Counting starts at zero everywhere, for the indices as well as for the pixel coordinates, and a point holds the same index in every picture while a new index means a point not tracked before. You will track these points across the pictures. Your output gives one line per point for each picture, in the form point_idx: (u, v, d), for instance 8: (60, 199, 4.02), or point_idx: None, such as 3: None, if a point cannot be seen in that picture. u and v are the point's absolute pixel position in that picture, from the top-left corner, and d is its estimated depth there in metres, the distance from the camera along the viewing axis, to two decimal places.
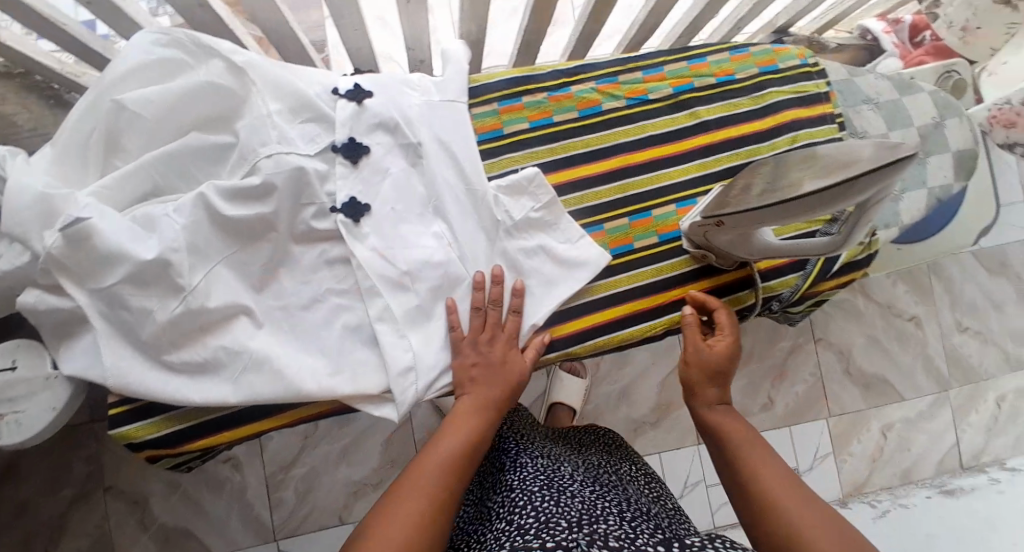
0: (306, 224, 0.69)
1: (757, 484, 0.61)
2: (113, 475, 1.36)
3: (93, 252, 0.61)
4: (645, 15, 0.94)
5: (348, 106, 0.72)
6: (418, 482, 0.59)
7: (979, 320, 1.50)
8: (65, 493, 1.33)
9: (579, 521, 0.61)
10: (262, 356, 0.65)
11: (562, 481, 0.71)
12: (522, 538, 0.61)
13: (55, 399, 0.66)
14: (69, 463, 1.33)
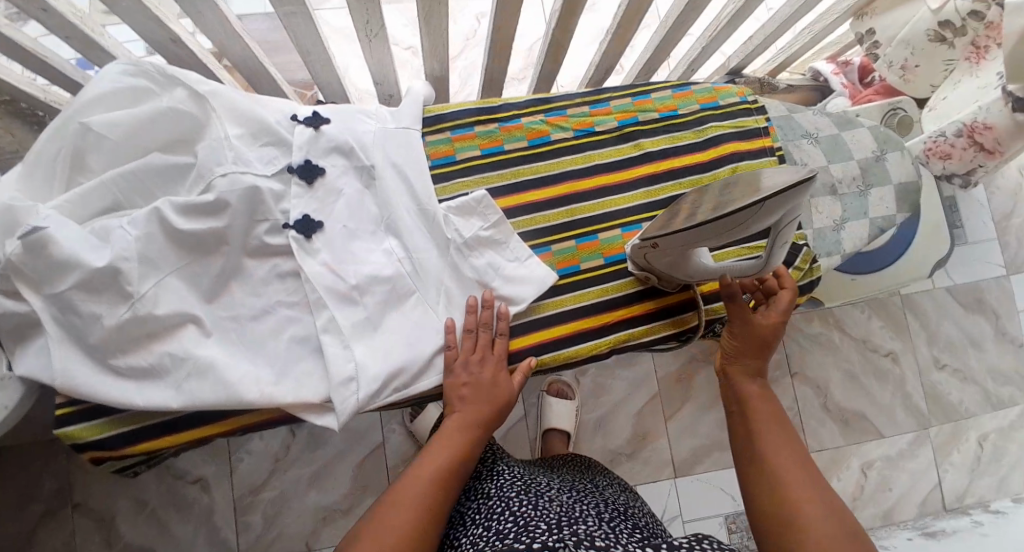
0: (259, 239, 0.73)
1: (774, 474, 0.65)
2: (81, 493, 1.37)
3: (49, 260, 0.64)
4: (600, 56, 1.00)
5: (305, 131, 0.76)
6: (405, 498, 0.64)
7: (958, 357, 1.50)
8: (33, 509, 1.34)
9: (558, 523, 0.65)
10: (207, 363, 0.67)
11: (538, 487, 0.76)
12: (503, 540, 0.65)
13: (6, 398, 0.67)
14: (39, 479, 1.35)
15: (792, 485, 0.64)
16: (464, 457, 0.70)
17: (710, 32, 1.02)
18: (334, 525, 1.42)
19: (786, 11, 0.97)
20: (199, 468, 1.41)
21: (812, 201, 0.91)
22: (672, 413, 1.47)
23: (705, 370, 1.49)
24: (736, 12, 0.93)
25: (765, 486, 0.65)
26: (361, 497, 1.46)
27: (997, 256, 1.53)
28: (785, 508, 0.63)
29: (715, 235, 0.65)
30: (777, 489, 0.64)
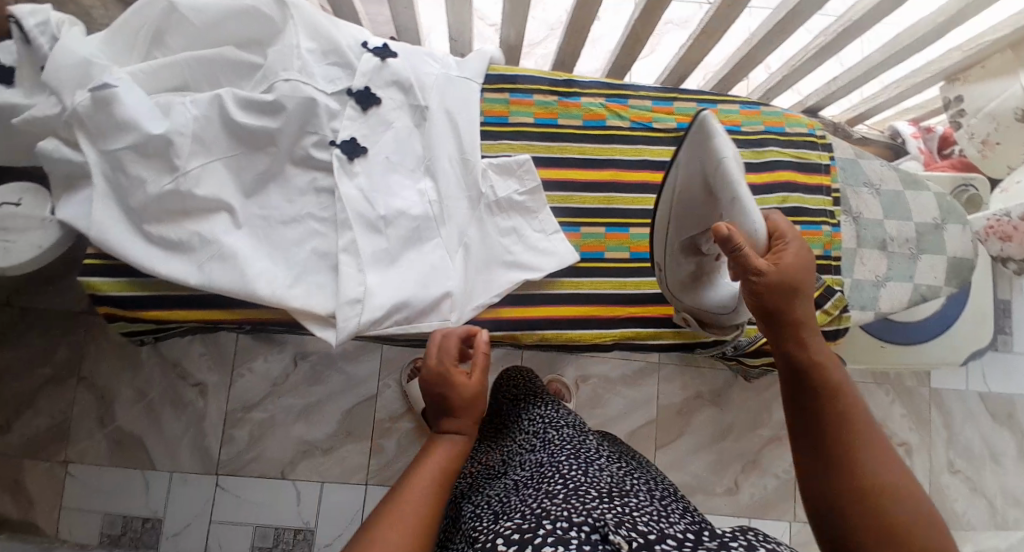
0: (305, 150, 0.75)
1: (849, 455, 0.52)
2: (89, 368, 1.43)
3: (111, 117, 0.67)
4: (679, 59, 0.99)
5: (372, 60, 0.78)
6: (401, 521, 0.53)
7: (974, 467, 1.43)
8: (41, 370, 1.40)
9: (607, 494, 0.63)
10: (230, 250, 0.70)
11: (589, 453, 0.72)
12: (550, 502, 0.62)
13: (45, 238, 0.72)
14: (54, 346, 1.41)
15: (870, 465, 0.51)
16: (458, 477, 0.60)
17: (790, 63, 1.01)
18: (312, 461, 1.47)
19: (876, 57, 0.95)
20: (201, 373, 1.46)
21: (857, 252, 0.88)
22: (665, 442, 1.47)
23: (705, 410, 1.50)
24: (825, 44, 0.92)
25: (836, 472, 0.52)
26: (343, 442, 1.49)
27: None
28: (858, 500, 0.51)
29: (691, 222, 0.67)
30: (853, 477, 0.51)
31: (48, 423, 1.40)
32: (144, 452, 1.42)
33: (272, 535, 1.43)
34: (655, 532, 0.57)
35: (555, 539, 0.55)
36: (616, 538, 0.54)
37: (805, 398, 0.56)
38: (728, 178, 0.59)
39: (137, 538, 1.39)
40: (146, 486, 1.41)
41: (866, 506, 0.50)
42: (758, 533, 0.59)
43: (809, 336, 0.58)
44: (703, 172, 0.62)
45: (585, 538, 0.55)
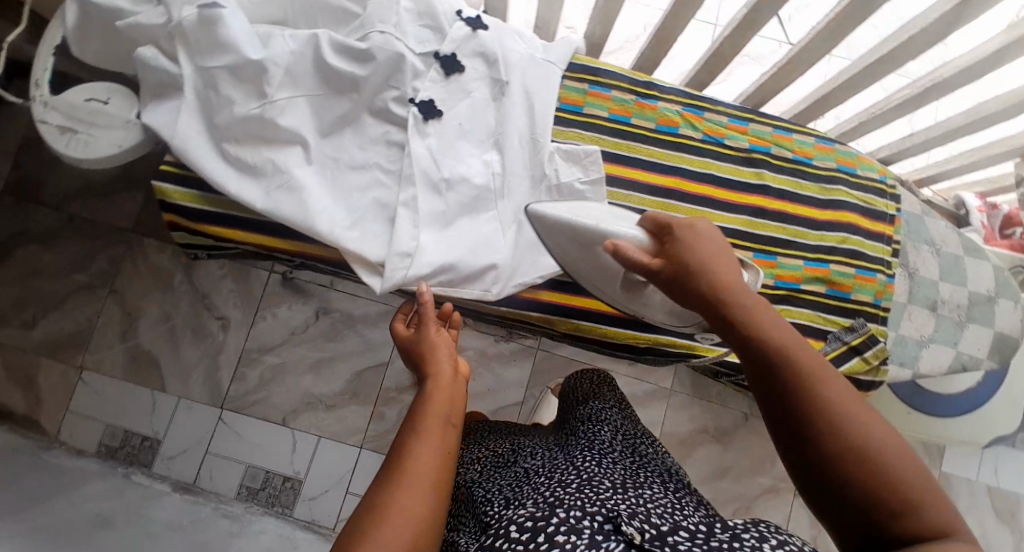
0: (385, 103, 0.77)
1: (822, 416, 0.47)
2: (122, 282, 1.46)
3: (214, 36, 0.68)
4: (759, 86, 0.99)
5: (464, 28, 0.79)
6: (413, 472, 0.58)
7: None
8: (77, 275, 1.44)
9: (621, 484, 0.71)
10: (299, 183, 0.72)
11: (602, 451, 0.82)
12: (567, 484, 0.70)
13: (126, 139, 0.75)
14: (93, 255, 1.45)
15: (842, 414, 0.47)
16: (454, 417, 0.68)
17: (870, 110, 1.01)
18: (314, 414, 1.49)
19: (958, 121, 0.95)
20: (227, 308, 1.49)
21: (907, 307, 0.88)
22: None
23: (708, 445, 1.58)
24: (912, 96, 0.92)
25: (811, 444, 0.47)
26: (347, 402, 1.52)
27: None
28: (847, 462, 0.46)
29: (606, 275, 0.73)
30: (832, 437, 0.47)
31: (72, 326, 1.44)
32: (158, 373, 1.45)
33: (261, 477, 1.45)
34: (666, 526, 0.63)
35: (567, 528, 0.60)
36: (628, 528, 0.60)
37: (766, 377, 0.51)
38: (588, 224, 0.69)
39: (133, 455, 1.42)
40: (152, 406, 1.44)
41: (857, 467, 0.46)
42: (767, 524, 0.61)
43: (736, 297, 0.54)
44: (570, 232, 0.71)
45: (598, 528, 0.61)
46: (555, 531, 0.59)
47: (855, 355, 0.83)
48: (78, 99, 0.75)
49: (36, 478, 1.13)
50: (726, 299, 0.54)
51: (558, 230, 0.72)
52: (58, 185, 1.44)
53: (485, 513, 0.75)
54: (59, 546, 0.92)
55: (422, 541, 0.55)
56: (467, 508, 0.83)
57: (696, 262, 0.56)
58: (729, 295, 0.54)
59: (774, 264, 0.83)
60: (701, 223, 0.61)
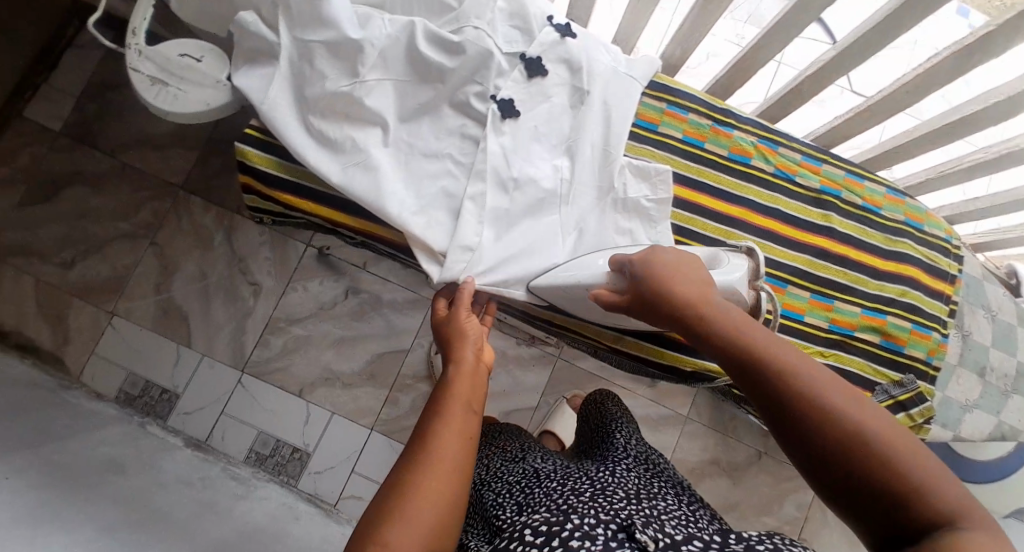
0: (466, 97, 0.78)
1: (816, 409, 0.52)
2: (163, 236, 1.48)
3: (317, 11, 0.70)
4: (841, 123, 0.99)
5: (553, 34, 0.80)
6: (432, 463, 0.60)
7: None
8: (121, 223, 1.46)
9: (633, 497, 0.74)
10: (375, 164, 0.74)
11: (614, 467, 0.85)
12: (580, 493, 0.73)
13: (214, 98, 0.77)
14: (139, 205, 1.47)
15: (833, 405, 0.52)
16: (476, 406, 0.69)
17: (938, 169, 1.02)
18: (331, 389, 1.50)
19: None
20: (260, 275, 1.51)
21: (956, 369, 0.90)
22: None
23: (716, 477, 1.58)
24: (985, 160, 0.93)
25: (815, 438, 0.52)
26: (365, 383, 1.53)
27: None
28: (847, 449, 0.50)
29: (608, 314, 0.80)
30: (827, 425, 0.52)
31: (108, 272, 1.46)
32: (185, 329, 1.47)
33: (271, 445, 1.46)
34: (681, 535, 0.64)
35: (581, 534, 0.62)
36: (642, 536, 0.61)
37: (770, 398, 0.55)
38: (570, 284, 0.75)
39: (150, 405, 1.44)
40: (176, 360, 1.46)
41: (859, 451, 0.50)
42: (781, 538, 0.63)
43: (713, 314, 0.61)
44: (561, 292, 0.77)
45: (612, 536, 0.62)
46: (569, 536, 0.62)
47: (900, 411, 0.86)
48: (172, 54, 0.77)
49: (56, 416, 1.15)
50: (704, 316, 0.61)
51: (552, 292, 0.78)
52: (116, 133, 1.46)
53: (498, 518, 0.77)
54: (74, 486, 0.94)
55: (443, 526, 0.58)
56: (477, 511, 0.85)
57: (668, 288, 0.64)
58: (706, 313, 0.61)
59: (830, 307, 0.86)
60: (665, 248, 0.69)
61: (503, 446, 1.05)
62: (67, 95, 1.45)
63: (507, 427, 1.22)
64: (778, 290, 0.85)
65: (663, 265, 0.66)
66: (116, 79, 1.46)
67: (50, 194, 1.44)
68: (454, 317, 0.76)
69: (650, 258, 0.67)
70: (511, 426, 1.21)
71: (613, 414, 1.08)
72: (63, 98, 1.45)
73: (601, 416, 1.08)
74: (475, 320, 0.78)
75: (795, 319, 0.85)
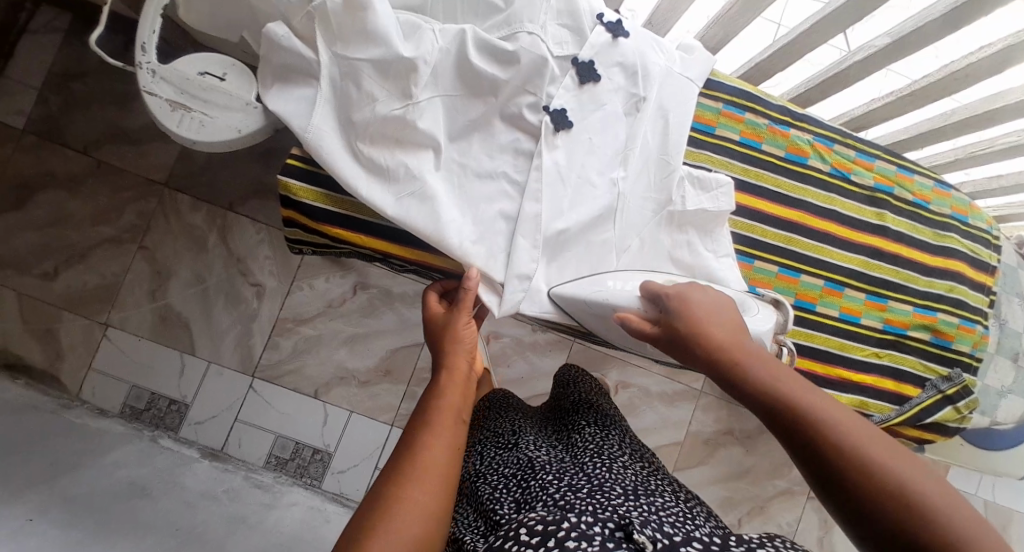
0: (518, 109, 0.73)
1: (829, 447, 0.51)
2: (154, 238, 1.34)
3: (361, 24, 0.64)
4: (881, 106, 0.95)
5: (605, 34, 0.75)
6: (420, 474, 0.55)
7: None
8: (103, 227, 1.31)
9: (633, 492, 0.69)
10: (431, 192, 0.69)
11: (612, 454, 0.81)
12: (576, 491, 0.68)
13: (244, 123, 0.70)
14: (123, 208, 1.32)
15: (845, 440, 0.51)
16: (464, 418, 0.64)
17: (969, 150, 0.99)
18: (347, 389, 1.40)
19: None
20: (262, 274, 1.38)
21: (994, 357, 0.91)
22: (682, 465, 1.51)
23: (730, 446, 1.53)
24: (1016, 145, 0.91)
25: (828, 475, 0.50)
26: (381, 382, 1.42)
27: None
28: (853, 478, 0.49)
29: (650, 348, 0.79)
30: (837, 459, 0.50)
31: (96, 281, 1.31)
32: (187, 337, 1.34)
33: (291, 448, 1.37)
34: (680, 536, 0.61)
35: (577, 534, 0.58)
36: (640, 537, 0.58)
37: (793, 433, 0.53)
38: (599, 300, 0.72)
39: (159, 418, 1.32)
40: (180, 369, 1.34)
41: (865, 480, 0.49)
42: (783, 541, 0.60)
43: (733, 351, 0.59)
44: (583, 306, 0.74)
45: (609, 535, 0.58)
46: (565, 536, 0.57)
47: (948, 405, 0.87)
48: (191, 72, 0.70)
49: (63, 437, 1.03)
50: (720, 366, 0.58)
51: (574, 304, 0.75)
52: (90, 127, 1.29)
53: (494, 511, 0.71)
54: (109, 519, 0.85)
55: (434, 529, 0.54)
56: (469, 501, 0.78)
57: (688, 323, 0.62)
58: (722, 361, 0.58)
59: (884, 307, 0.85)
60: (700, 287, 0.67)
61: (494, 426, 0.93)
62: (28, 87, 1.27)
63: (491, 398, 1.06)
64: (835, 293, 0.84)
65: (684, 304, 0.64)
66: (81, 67, 1.28)
67: (19, 199, 1.28)
68: (453, 321, 0.71)
69: (677, 295, 0.65)
70: (511, 396, 1.04)
71: (607, 411, 0.97)
72: (23, 92, 1.27)
73: (588, 400, 0.99)
74: (472, 326, 0.72)
75: (852, 322, 0.85)
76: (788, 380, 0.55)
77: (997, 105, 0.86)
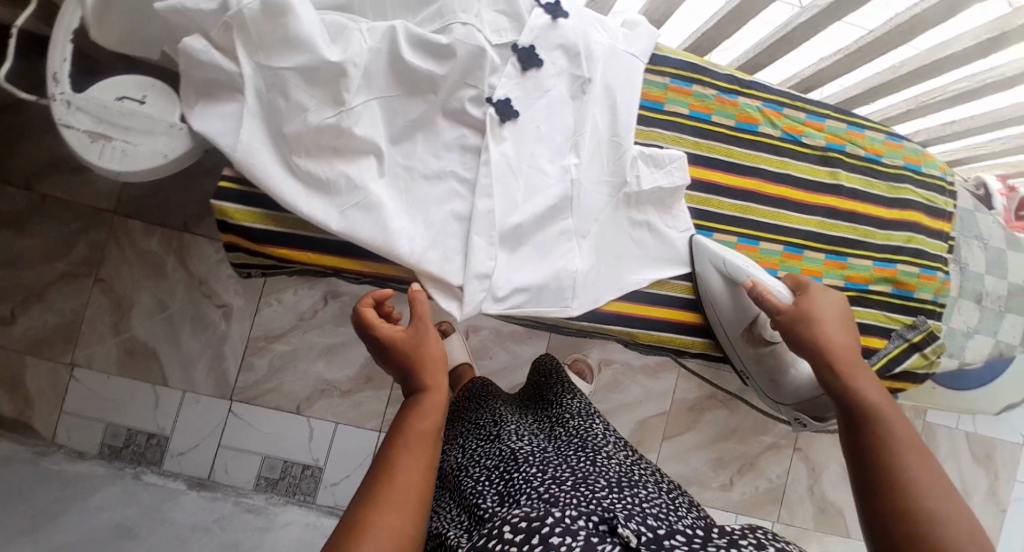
0: (460, 103, 0.70)
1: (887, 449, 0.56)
2: (110, 270, 1.29)
3: (281, 30, 0.61)
4: (829, 63, 0.94)
5: (543, 17, 0.72)
6: (390, 497, 0.51)
7: None
8: (54, 264, 1.26)
9: (616, 484, 0.68)
10: (375, 201, 0.66)
11: (595, 445, 0.80)
12: (559, 484, 0.66)
13: (171, 148, 0.67)
14: (74, 242, 1.26)
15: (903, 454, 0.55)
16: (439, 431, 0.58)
17: (919, 99, 0.99)
18: (329, 402, 1.38)
19: (1004, 113, 0.96)
20: (228, 295, 1.34)
21: (958, 301, 0.92)
22: (671, 435, 1.52)
23: (716, 411, 1.54)
24: (966, 91, 0.92)
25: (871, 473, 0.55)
26: (363, 390, 1.40)
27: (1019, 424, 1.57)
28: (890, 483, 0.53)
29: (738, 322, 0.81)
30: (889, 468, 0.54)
31: (56, 321, 1.27)
32: (157, 367, 1.30)
33: (279, 467, 1.34)
34: (663, 529, 0.60)
35: (562, 529, 0.56)
36: (624, 531, 0.57)
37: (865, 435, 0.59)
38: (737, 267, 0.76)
39: (139, 454, 1.29)
40: (155, 401, 1.30)
41: (899, 495, 0.52)
42: (765, 531, 0.60)
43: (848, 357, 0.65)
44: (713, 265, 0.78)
45: (593, 529, 0.57)
46: (549, 532, 0.56)
47: (916, 352, 0.86)
48: (109, 99, 0.66)
49: (42, 485, 1.00)
50: (830, 357, 0.65)
51: (704, 260, 0.79)
52: (26, 162, 1.23)
53: (477, 507, 0.69)
54: None
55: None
56: (453, 495, 0.77)
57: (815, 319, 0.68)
58: (835, 355, 0.65)
59: (845, 265, 0.85)
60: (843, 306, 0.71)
61: (475, 418, 0.91)
62: None
63: (470, 389, 1.05)
64: (796, 257, 0.84)
65: (812, 304, 0.70)
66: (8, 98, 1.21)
67: None
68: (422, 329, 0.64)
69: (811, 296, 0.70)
70: (491, 389, 1.02)
71: (587, 400, 0.95)
72: None
73: (567, 390, 0.97)
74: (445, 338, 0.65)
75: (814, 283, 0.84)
76: (886, 400, 0.60)
77: (943, 52, 0.85)
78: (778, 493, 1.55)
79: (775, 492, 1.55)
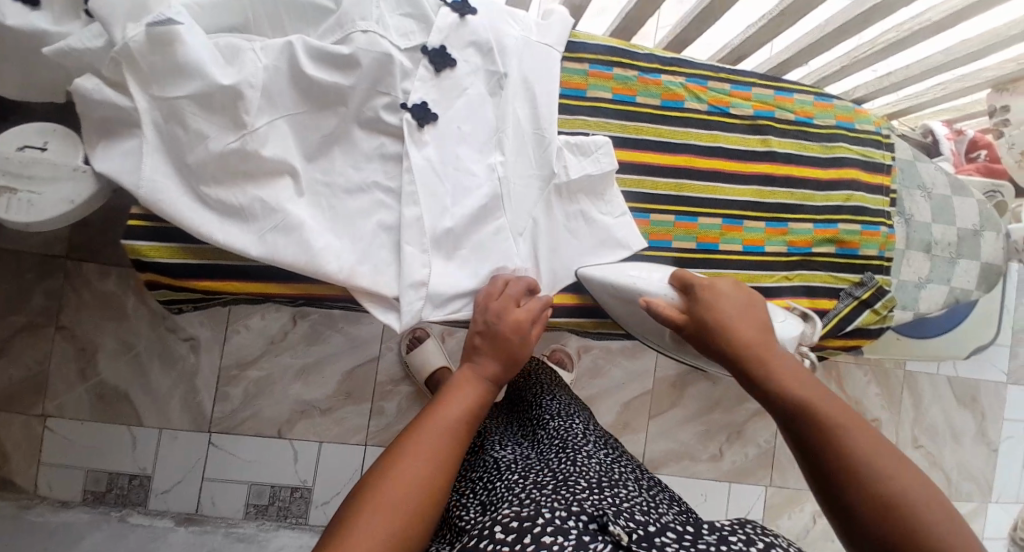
0: (374, 112, 0.69)
1: (840, 454, 0.53)
2: (70, 315, 1.26)
3: (172, 59, 0.60)
4: (755, 29, 0.93)
5: (451, 15, 0.71)
6: (387, 497, 0.50)
7: (935, 442, 1.54)
8: (11, 317, 1.23)
9: (598, 485, 0.64)
10: (296, 222, 0.65)
11: (575, 444, 0.76)
12: (540, 489, 0.63)
13: (77, 192, 0.65)
14: (29, 292, 1.23)
15: (855, 450, 0.53)
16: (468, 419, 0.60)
17: (851, 54, 0.98)
18: (311, 422, 1.36)
19: (939, 58, 0.96)
20: (193, 327, 1.32)
21: (906, 254, 0.91)
22: (656, 413, 1.51)
23: (698, 384, 1.54)
24: (897, 40, 0.91)
25: (831, 483, 0.53)
26: (344, 405, 1.38)
27: (999, 363, 1.58)
28: (852, 491, 0.52)
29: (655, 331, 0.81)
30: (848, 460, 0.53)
31: (22, 373, 1.24)
32: (130, 408, 1.29)
33: (267, 493, 1.33)
34: (653, 526, 0.57)
35: (554, 529, 0.53)
36: (615, 528, 0.54)
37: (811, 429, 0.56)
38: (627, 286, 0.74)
39: (123, 496, 1.27)
40: (133, 442, 1.28)
41: (866, 489, 0.51)
42: (755, 524, 0.58)
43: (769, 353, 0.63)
44: (611, 290, 0.77)
45: (584, 528, 0.54)
46: (542, 532, 0.53)
47: (866, 309, 0.86)
48: (8, 150, 0.64)
49: (24, 540, 0.98)
50: (748, 360, 0.63)
51: (600, 286, 0.77)
52: None
53: (459, 518, 0.67)
54: None
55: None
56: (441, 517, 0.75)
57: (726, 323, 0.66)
58: (750, 358, 0.63)
59: (786, 231, 0.85)
60: (746, 298, 0.69)
61: None
62: None
63: None
64: (736, 228, 0.83)
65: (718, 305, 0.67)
66: None
67: None
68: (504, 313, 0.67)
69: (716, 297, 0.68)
70: None
71: (566, 399, 0.92)
72: None
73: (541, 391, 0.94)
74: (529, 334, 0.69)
75: (757, 252, 0.84)
76: (816, 389, 0.59)
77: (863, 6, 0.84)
78: (768, 458, 1.55)
79: (766, 458, 1.55)
